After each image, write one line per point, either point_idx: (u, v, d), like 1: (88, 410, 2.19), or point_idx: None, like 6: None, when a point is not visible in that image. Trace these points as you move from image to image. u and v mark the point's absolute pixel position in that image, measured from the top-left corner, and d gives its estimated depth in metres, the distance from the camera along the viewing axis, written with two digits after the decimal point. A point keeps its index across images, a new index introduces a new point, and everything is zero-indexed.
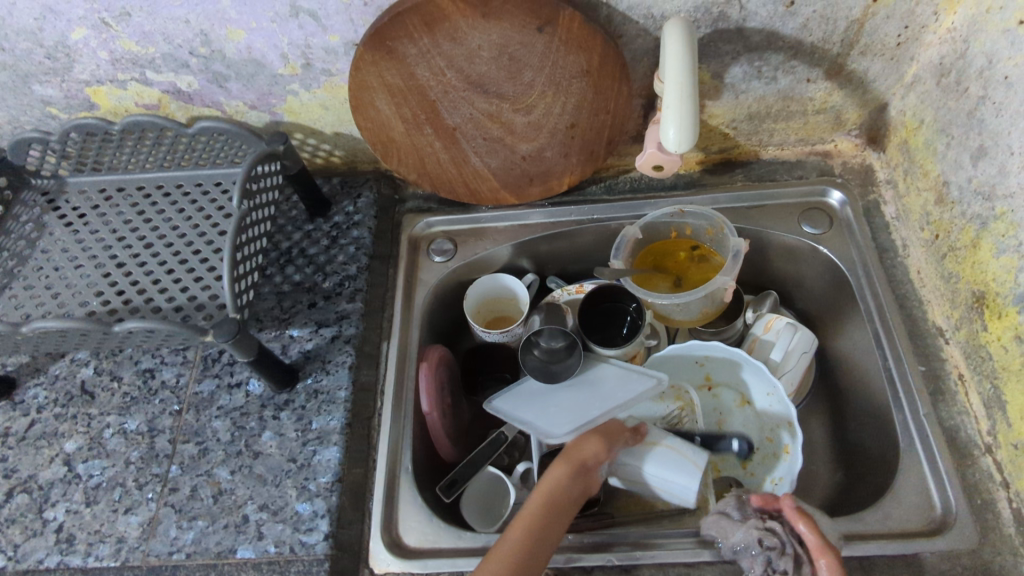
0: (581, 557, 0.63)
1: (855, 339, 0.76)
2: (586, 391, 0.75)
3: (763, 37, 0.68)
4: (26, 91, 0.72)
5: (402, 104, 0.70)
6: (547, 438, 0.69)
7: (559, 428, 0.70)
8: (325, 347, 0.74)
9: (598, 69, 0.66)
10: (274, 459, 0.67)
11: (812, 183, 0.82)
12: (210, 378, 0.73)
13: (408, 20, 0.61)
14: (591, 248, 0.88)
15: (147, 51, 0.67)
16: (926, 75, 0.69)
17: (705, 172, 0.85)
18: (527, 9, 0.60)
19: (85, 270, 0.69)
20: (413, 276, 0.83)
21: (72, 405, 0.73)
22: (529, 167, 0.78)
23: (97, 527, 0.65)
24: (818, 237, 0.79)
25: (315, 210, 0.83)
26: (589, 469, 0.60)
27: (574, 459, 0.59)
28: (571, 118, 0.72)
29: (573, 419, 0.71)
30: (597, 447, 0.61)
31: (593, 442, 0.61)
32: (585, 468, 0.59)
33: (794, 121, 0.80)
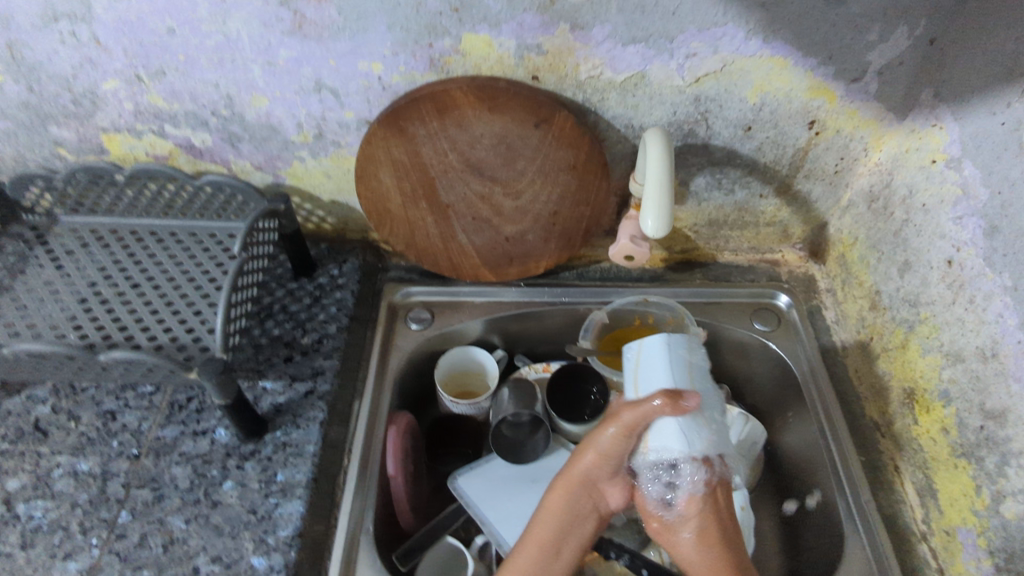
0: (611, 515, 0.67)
1: (800, 431, 0.82)
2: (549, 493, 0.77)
3: (725, 154, 0.79)
4: (41, 131, 0.75)
5: (403, 178, 0.76)
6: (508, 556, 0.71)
7: None
8: (298, 401, 0.74)
9: (583, 165, 0.75)
10: (233, 510, 0.66)
11: (762, 286, 0.90)
12: (175, 424, 0.72)
13: (422, 106, 0.69)
14: (560, 329, 0.93)
15: (171, 107, 0.72)
16: (859, 200, 0.81)
17: (668, 269, 0.94)
18: (528, 107, 0.69)
19: (66, 302, 0.69)
20: (389, 341, 0.85)
21: (22, 442, 0.70)
22: (510, 248, 0.84)
23: (30, 573, 0.61)
24: (767, 333, 0.87)
25: (301, 270, 0.86)
26: (587, 483, 0.64)
27: (572, 484, 0.64)
28: (555, 206, 0.79)
29: None
30: (590, 468, 0.64)
31: (586, 464, 0.64)
32: (589, 487, 0.64)
33: (747, 230, 0.89)
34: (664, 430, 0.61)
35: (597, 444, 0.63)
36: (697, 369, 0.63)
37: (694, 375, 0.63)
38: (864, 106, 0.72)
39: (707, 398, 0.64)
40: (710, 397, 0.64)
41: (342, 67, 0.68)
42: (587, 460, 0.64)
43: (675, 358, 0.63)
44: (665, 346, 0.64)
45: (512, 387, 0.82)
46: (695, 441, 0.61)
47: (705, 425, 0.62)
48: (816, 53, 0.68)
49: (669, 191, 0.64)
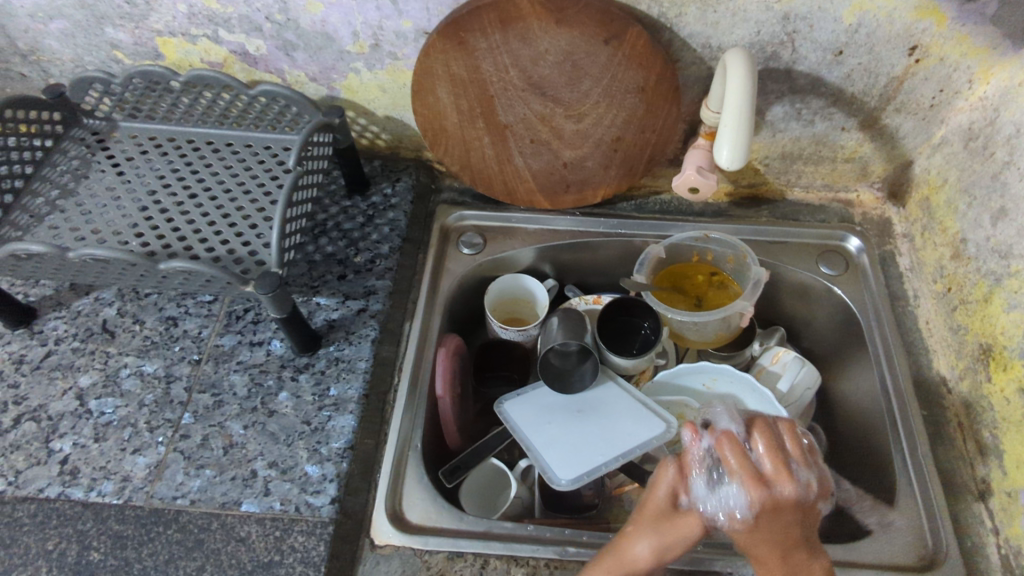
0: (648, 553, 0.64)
1: (859, 379, 0.79)
2: (594, 423, 0.76)
3: (809, 81, 0.72)
4: (98, 32, 0.73)
5: (462, 95, 0.73)
6: (553, 483, 0.71)
7: (565, 474, 0.72)
8: (350, 318, 0.75)
9: (653, 87, 0.70)
10: (288, 419, 0.68)
11: (832, 228, 0.85)
12: (233, 334, 0.73)
13: (485, 16, 0.64)
14: (612, 262, 0.90)
15: (225, 10, 0.69)
16: (955, 138, 0.73)
17: (732, 204, 0.89)
18: (599, 20, 0.64)
19: (127, 209, 0.69)
20: (440, 264, 0.85)
21: (91, 341, 0.72)
22: (568, 174, 0.81)
23: (103, 463, 0.65)
24: (833, 277, 0.83)
25: (355, 187, 0.84)
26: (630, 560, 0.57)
27: (618, 560, 0.57)
28: (618, 131, 0.75)
29: (579, 463, 0.73)
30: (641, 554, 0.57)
31: (642, 547, 0.57)
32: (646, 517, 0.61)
33: (822, 166, 0.84)
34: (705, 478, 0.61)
35: (676, 532, 0.58)
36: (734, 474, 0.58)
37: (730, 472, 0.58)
38: (976, 32, 0.65)
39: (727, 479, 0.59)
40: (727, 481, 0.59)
41: None
42: (643, 546, 0.57)
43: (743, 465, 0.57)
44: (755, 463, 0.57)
45: (562, 315, 0.80)
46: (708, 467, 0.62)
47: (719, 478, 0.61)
48: None
49: (749, 125, 0.59)
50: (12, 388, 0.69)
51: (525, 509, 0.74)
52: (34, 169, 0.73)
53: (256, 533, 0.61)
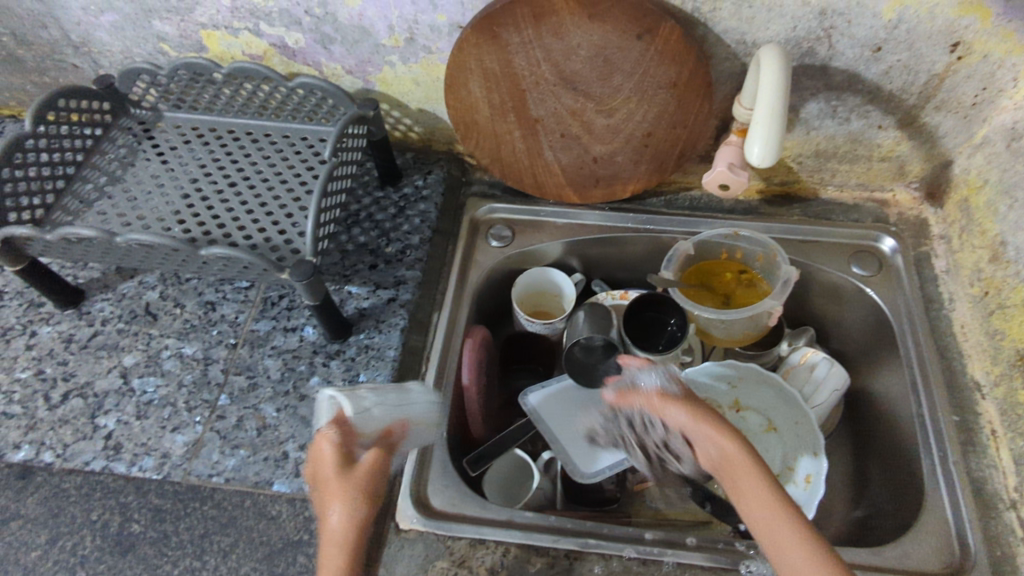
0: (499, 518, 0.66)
1: (889, 383, 0.78)
2: None
3: (845, 78, 0.71)
4: (146, 25, 0.76)
5: (494, 89, 0.73)
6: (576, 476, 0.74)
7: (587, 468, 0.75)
8: (381, 307, 0.77)
9: (685, 83, 0.70)
10: (319, 403, 0.70)
11: (866, 228, 0.84)
12: (268, 319, 0.76)
13: (519, 10, 0.65)
14: (640, 257, 0.91)
15: (266, 4, 0.71)
16: (997, 138, 0.71)
17: (764, 202, 0.88)
18: (632, 15, 0.64)
19: (170, 196, 0.72)
20: (469, 256, 0.86)
21: (135, 323, 0.76)
22: (598, 168, 0.81)
23: (144, 440, 0.68)
24: (865, 278, 0.81)
25: (387, 178, 0.86)
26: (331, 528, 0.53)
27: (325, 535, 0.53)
28: (649, 126, 0.75)
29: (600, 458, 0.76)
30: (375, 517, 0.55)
31: (336, 514, 0.52)
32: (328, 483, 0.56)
33: (857, 165, 0.82)
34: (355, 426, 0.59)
35: (355, 478, 0.54)
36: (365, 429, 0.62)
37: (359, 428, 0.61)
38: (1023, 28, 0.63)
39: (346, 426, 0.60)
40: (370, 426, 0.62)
41: None
42: (333, 513, 0.52)
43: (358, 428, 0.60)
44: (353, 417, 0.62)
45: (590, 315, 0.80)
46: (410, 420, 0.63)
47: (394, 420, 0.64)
48: None
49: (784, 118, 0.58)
50: (61, 365, 0.73)
51: (547, 500, 0.75)
52: (84, 157, 0.76)
53: (286, 513, 0.64)
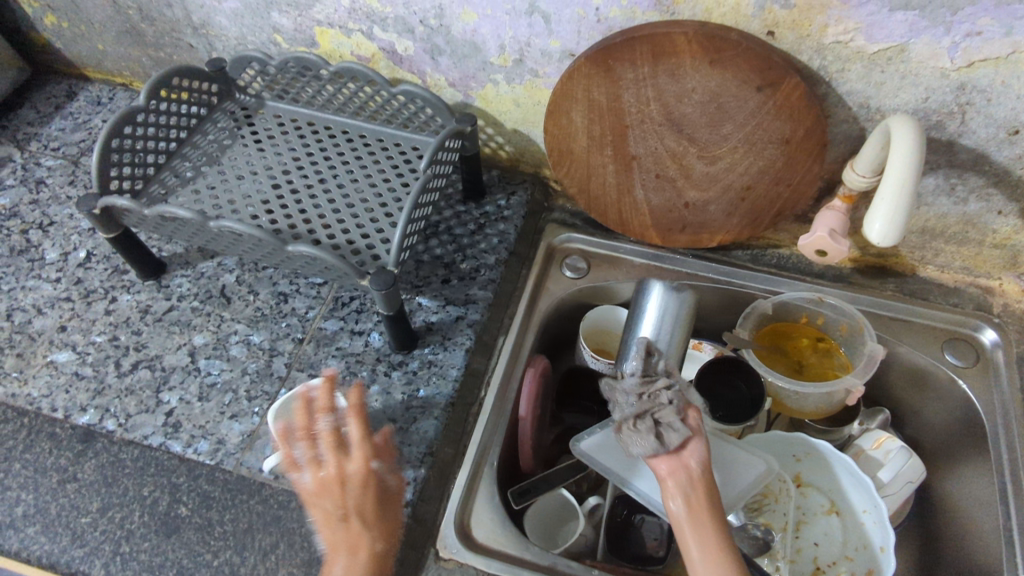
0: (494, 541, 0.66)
1: (974, 487, 0.72)
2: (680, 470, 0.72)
3: (972, 157, 0.67)
4: (264, 16, 0.78)
5: (596, 120, 0.72)
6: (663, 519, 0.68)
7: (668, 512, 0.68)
8: (449, 323, 0.76)
9: (798, 141, 0.67)
10: (376, 413, 0.69)
11: (966, 314, 0.79)
12: (336, 319, 0.76)
13: (639, 47, 0.63)
14: (714, 308, 0.87)
15: (384, 10, 0.72)
16: None
17: (856, 271, 0.84)
18: (756, 66, 0.62)
19: (261, 184, 0.73)
20: (541, 283, 0.84)
21: (209, 303, 0.77)
22: (687, 214, 0.78)
23: (203, 423, 0.68)
24: (959, 369, 0.76)
25: (471, 194, 0.85)
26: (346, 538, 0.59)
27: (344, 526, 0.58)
28: (751, 180, 0.72)
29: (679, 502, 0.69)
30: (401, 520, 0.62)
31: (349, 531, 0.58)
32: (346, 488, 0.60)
33: (966, 248, 0.77)
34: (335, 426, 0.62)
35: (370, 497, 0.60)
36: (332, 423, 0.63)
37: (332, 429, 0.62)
38: None
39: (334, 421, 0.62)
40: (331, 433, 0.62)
41: None
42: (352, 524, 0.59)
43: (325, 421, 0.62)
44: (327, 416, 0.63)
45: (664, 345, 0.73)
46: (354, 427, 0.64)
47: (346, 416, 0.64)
48: None
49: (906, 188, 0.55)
50: (135, 334, 0.74)
51: (587, 548, 0.72)
52: (187, 135, 0.78)
53: None
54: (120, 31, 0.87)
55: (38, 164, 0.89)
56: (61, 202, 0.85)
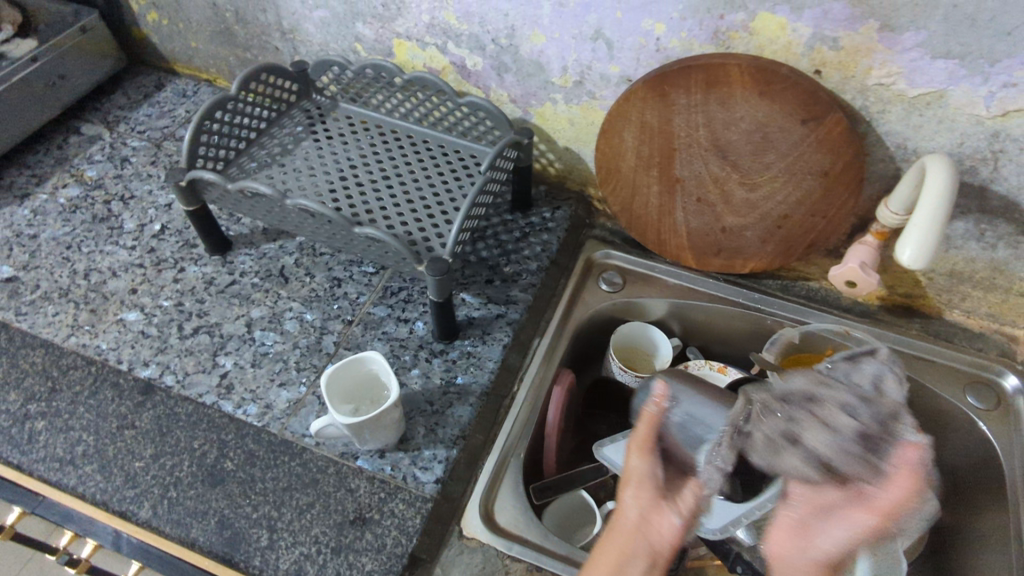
0: (521, 529, 0.69)
1: (991, 528, 0.74)
2: None
3: (1002, 204, 0.70)
4: (349, 25, 0.85)
5: (646, 142, 0.77)
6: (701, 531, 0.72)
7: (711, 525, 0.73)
8: (489, 320, 0.80)
9: (836, 174, 0.71)
10: (415, 395, 0.73)
11: (989, 359, 0.81)
12: (385, 306, 0.80)
13: (693, 75, 0.69)
14: (742, 335, 0.90)
15: (460, 27, 0.79)
16: None
17: (883, 309, 0.87)
18: (802, 100, 0.67)
19: (331, 174, 0.79)
20: (578, 294, 0.88)
21: (268, 281, 0.82)
22: (724, 239, 0.82)
23: (254, 387, 0.73)
24: (981, 411, 0.78)
25: (518, 204, 0.91)
26: (655, 534, 0.55)
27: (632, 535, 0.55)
28: (788, 210, 0.76)
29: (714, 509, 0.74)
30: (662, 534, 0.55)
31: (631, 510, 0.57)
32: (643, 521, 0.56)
33: (993, 294, 0.80)
34: (367, 382, 0.68)
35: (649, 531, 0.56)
36: (363, 383, 0.68)
37: (362, 389, 0.68)
38: None
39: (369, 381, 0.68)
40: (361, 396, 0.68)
41: (626, 21, 0.70)
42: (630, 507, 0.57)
43: (359, 381, 0.67)
44: (364, 377, 0.67)
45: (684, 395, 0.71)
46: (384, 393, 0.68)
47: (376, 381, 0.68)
48: None
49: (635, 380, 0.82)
50: (198, 302, 0.80)
51: None
52: (266, 126, 0.84)
53: (364, 488, 0.66)
54: (214, 31, 0.95)
55: (124, 144, 0.96)
56: (142, 179, 0.92)
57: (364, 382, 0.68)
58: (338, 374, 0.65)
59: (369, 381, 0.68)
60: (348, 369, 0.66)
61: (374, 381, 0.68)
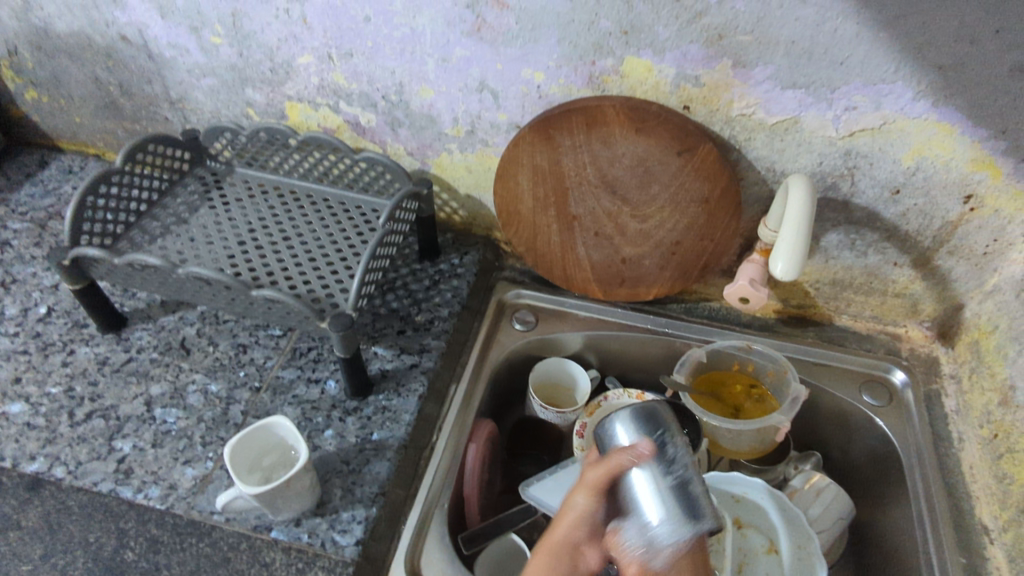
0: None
1: (899, 518, 0.78)
2: None
3: (865, 215, 0.77)
4: (238, 91, 0.85)
5: (540, 183, 0.80)
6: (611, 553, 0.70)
7: None
8: (403, 371, 0.79)
9: (716, 200, 0.76)
10: (331, 456, 0.71)
11: (878, 358, 0.87)
12: (294, 368, 0.78)
13: (573, 118, 0.73)
14: (656, 359, 0.93)
15: (350, 86, 0.80)
16: (1006, 287, 0.75)
17: (780, 321, 0.92)
18: (675, 135, 0.71)
19: (228, 239, 0.78)
20: (492, 335, 0.90)
21: (168, 355, 0.79)
22: (625, 269, 0.86)
23: (155, 468, 0.69)
24: (876, 408, 0.84)
25: (426, 253, 0.91)
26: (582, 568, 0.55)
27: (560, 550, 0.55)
28: (678, 236, 0.80)
29: None
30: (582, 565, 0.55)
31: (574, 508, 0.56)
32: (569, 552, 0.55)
33: (872, 297, 0.86)
34: (272, 448, 0.66)
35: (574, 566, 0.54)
36: (269, 449, 0.66)
37: (268, 455, 0.66)
38: None
39: (275, 447, 0.66)
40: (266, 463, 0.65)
41: (507, 72, 0.74)
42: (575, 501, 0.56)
43: (264, 446, 0.65)
44: (270, 443, 0.65)
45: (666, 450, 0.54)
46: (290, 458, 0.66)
47: (282, 446, 0.66)
48: (987, 124, 0.65)
49: (635, 416, 0.56)
50: (91, 385, 0.75)
51: None
52: (158, 197, 0.82)
53: (280, 561, 0.63)
54: (99, 105, 0.93)
55: (4, 227, 0.92)
56: (25, 262, 0.87)
57: (271, 448, 0.66)
58: (245, 441, 0.63)
59: (274, 447, 0.66)
60: (252, 436, 0.64)
61: (279, 447, 0.66)
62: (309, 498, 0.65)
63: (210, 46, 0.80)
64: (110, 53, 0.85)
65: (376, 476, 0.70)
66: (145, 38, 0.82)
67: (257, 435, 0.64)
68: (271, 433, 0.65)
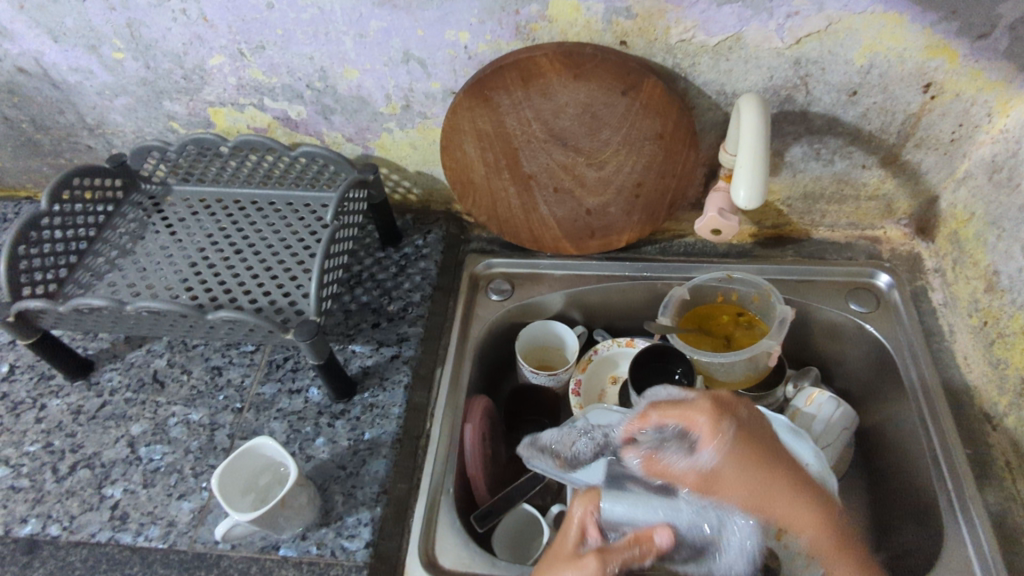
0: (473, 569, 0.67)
1: (901, 420, 0.78)
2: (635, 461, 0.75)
3: (825, 122, 0.74)
4: (157, 106, 0.80)
5: (487, 148, 0.76)
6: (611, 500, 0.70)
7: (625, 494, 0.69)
8: (384, 364, 0.77)
9: (671, 133, 0.72)
10: (325, 464, 0.70)
11: (861, 265, 0.86)
12: (273, 382, 0.77)
13: (508, 74, 0.68)
14: (640, 304, 0.91)
15: (270, 80, 0.76)
16: (978, 171, 0.74)
17: (757, 244, 0.90)
18: (616, 73, 0.67)
19: (177, 263, 0.74)
20: (470, 311, 0.87)
21: (142, 392, 0.76)
22: (592, 220, 0.83)
23: (150, 508, 0.67)
24: (865, 315, 0.83)
25: (387, 239, 0.88)
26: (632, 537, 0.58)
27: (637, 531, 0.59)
28: (639, 177, 0.78)
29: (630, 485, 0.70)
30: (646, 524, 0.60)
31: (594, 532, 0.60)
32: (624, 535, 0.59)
33: (846, 205, 0.84)
34: (262, 467, 0.64)
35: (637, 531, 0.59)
36: (259, 470, 0.64)
37: (261, 476, 0.64)
38: (991, 66, 0.66)
39: (266, 466, 0.65)
40: (262, 484, 0.64)
41: (430, 37, 0.69)
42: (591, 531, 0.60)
43: (254, 467, 0.64)
44: (260, 463, 0.64)
45: None
46: (283, 472, 0.65)
47: (271, 463, 0.65)
48: (935, 8, 0.62)
49: None
50: (70, 437, 0.73)
51: None
52: (97, 232, 0.79)
53: None
54: (16, 144, 0.88)
55: None
56: None
57: (262, 467, 0.64)
58: (232, 467, 0.62)
59: (264, 464, 0.65)
60: (236, 460, 0.62)
61: (269, 464, 0.65)
62: (312, 511, 0.64)
63: (114, 63, 0.75)
64: (12, 88, 0.80)
65: (375, 477, 0.69)
66: (43, 66, 0.76)
67: (240, 461, 0.62)
68: (256, 454, 0.63)
